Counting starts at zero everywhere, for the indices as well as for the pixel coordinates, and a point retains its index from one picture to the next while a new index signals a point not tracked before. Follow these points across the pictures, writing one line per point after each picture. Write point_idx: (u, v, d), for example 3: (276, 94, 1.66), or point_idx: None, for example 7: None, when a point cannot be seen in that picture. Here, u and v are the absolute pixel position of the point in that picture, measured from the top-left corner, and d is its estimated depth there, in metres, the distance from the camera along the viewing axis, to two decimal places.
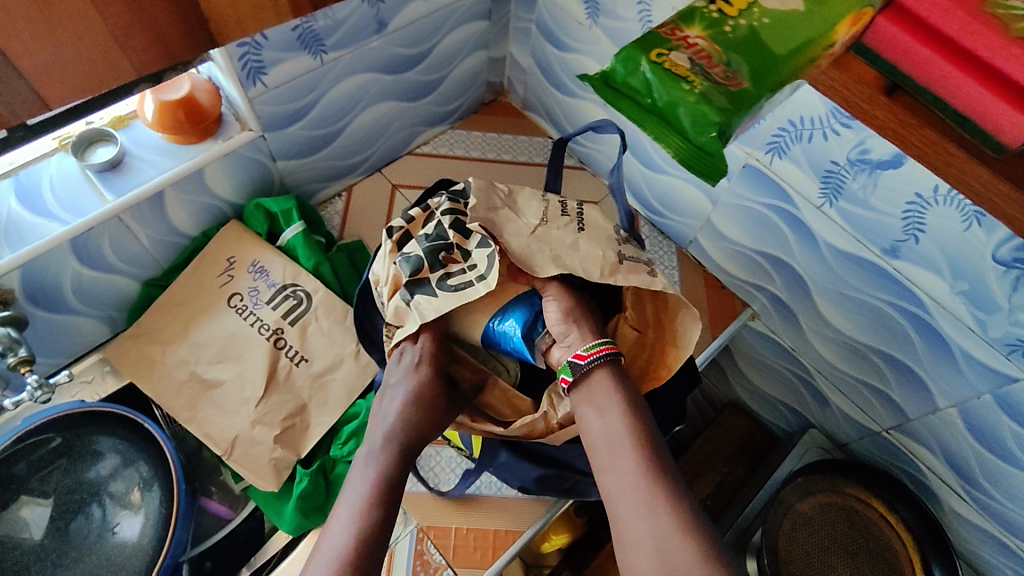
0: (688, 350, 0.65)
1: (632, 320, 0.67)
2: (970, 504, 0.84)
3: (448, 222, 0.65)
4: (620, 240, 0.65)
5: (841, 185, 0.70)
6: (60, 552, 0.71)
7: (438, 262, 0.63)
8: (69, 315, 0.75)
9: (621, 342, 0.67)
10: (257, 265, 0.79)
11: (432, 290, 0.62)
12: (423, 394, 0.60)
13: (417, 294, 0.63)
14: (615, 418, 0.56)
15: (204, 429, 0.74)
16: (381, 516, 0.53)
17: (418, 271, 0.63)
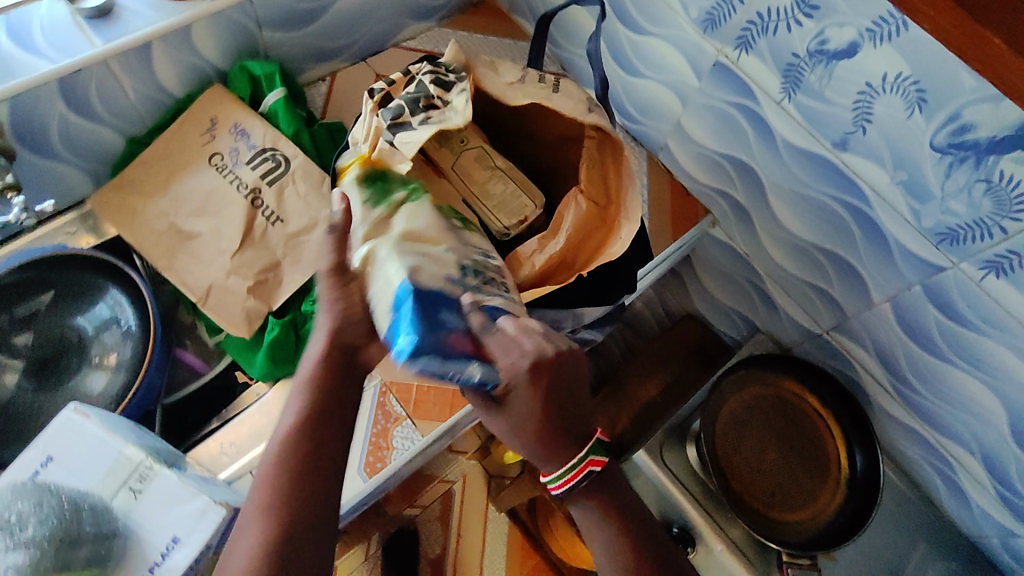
0: (635, 222, 0.68)
1: (587, 193, 0.69)
2: (896, 400, 0.92)
3: (429, 79, 0.68)
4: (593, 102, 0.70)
5: (800, 77, 0.74)
6: (39, 380, 0.74)
7: (419, 109, 0.66)
8: (53, 162, 0.77)
9: (578, 207, 0.68)
10: (238, 128, 0.82)
11: (413, 127, 0.65)
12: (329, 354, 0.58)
13: (397, 133, 0.65)
14: (591, 506, 0.60)
15: (182, 277, 0.77)
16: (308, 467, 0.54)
17: (399, 116, 0.65)
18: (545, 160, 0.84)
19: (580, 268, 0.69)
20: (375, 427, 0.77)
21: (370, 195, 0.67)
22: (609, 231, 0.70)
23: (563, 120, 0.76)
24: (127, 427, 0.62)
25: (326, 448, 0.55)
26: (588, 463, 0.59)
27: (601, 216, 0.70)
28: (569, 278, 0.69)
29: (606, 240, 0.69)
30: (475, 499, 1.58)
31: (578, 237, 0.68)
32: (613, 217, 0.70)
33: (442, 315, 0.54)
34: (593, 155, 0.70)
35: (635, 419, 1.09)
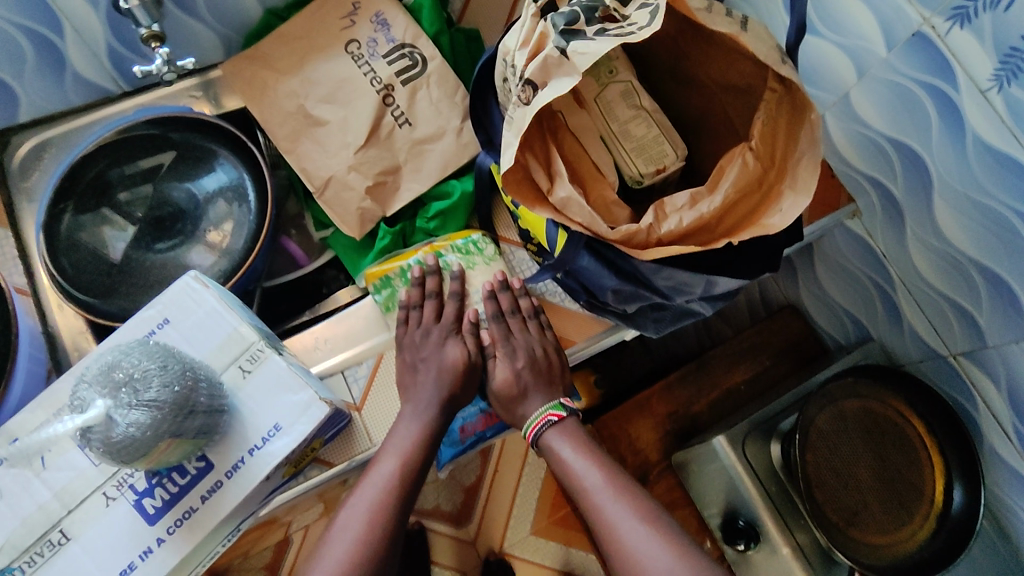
0: (806, 193, 0.61)
1: (756, 151, 0.64)
2: (1015, 446, 0.82)
3: None
4: (784, 52, 0.60)
5: (1022, 66, 0.64)
6: (153, 237, 0.75)
7: (594, 19, 0.60)
8: (193, 20, 0.75)
9: (740, 163, 0.63)
10: (380, 18, 0.77)
11: (589, 37, 0.58)
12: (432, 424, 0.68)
13: (571, 41, 0.58)
14: (568, 452, 0.69)
15: (303, 164, 0.75)
16: (387, 524, 0.62)
17: (574, 24, 0.59)
18: (697, 110, 0.76)
19: (729, 232, 0.64)
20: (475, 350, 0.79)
21: (522, 105, 0.60)
22: (768, 198, 0.64)
23: (735, 69, 0.68)
24: (229, 322, 0.57)
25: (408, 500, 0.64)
26: (546, 413, 0.72)
27: (761, 182, 0.65)
28: (712, 241, 0.64)
29: (761, 209, 0.64)
30: (517, 440, 1.57)
31: (732, 200, 0.64)
32: (773, 187, 0.64)
33: (456, 427, 0.76)
34: (771, 111, 0.64)
35: (715, 404, 1.03)
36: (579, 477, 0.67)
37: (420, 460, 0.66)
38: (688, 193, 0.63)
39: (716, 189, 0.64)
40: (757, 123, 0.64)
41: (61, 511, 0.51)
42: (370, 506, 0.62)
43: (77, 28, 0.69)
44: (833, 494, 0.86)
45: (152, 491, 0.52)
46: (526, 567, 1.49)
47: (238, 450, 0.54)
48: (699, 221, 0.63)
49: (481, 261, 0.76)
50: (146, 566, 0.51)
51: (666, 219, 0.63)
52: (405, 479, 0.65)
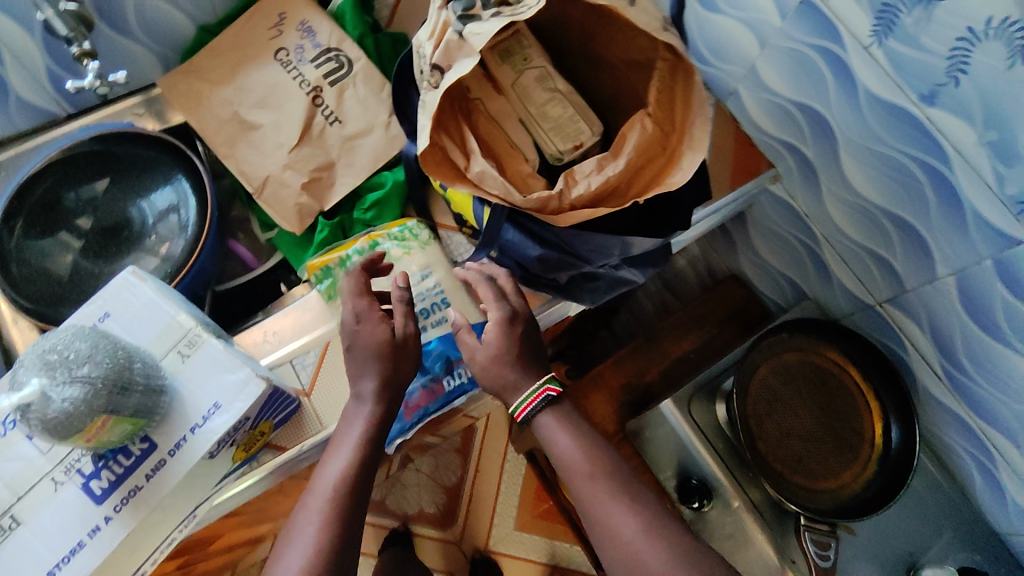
0: (702, 152, 0.66)
1: (653, 116, 0.68)
2: (943, 382, 0.88)
3: None
4: (669, 22, 0.65)
5: (895, 20, 0.69)
6: (101, 249, 0.78)
7: (490, 5, 0.64)
8: (126, 39, 0.78)
9: (641, 127, 0.68)
10: (305, 26, 0.81)
11: (484, 20, 0.62)
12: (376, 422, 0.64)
13: (468, 24, 0.63)
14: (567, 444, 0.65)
15: (240, 167, 0.78)
16: (343, 520, 0.57)
17: (470, 9, 0.63)
18: (610, 87, 0.81)
19: (637, 194, 0.68)
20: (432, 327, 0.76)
21: (433, 88, 0.65)
22: (671, 159, 0.68)
23: (635, 46, 0.73)
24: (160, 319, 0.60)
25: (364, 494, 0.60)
26: (545, 389, 0.66)
27: (662, 145, 0.69)
28: (623, 203, 0.68)
29: (665, 169, 0.68)
30: (495, 438, 1.59)
31: (637, 163, 0.68)
32: (674, 148, 0.68)
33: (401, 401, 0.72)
34: (664, 79, 0.68)
35: (668, 375, 1.07)
36: (573, 468, 0.63)
37: (368, 459, 0.62)
38: (594, 159, 0.66)
39: (620, 154, 0.68)
40: (653, 90, 0.69)
41: (12, 498, 0.54)
42: (320, 512, 0.57)
43: (15, 54, 0.73)
44: (782, 449, 0.89)
45: (99, 474, 0.55)
46: (513, 563, 1.51)
47: (181, 430, 0.57)
48: (609, 184, 0.68)
49: (415, 246, 0.78)
50: (94, 544, 0.54)
51: (576, 184, 0.67)
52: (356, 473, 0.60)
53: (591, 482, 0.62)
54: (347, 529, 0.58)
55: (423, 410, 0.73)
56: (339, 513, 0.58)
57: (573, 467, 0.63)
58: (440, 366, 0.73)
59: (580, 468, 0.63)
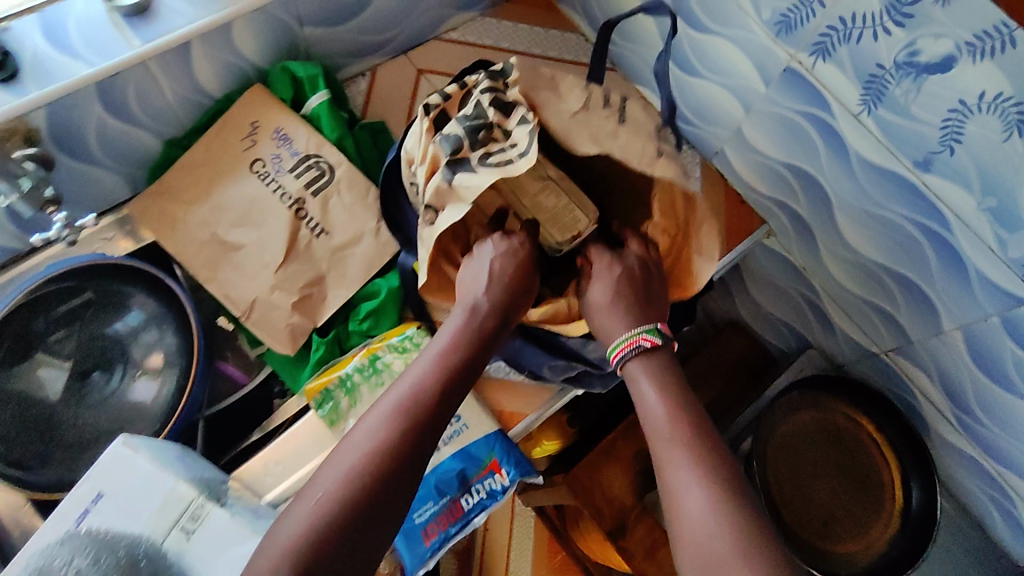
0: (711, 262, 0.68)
1: (660, 225, 0.70)
2: (955, 428, 0.88)
3: (487, 101, 0.63)
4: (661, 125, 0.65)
5: (884, 90, 0.68)
6: (80, 397, 0.72)
7: (479, 142, 0.62)
8: (90, 167, 0.74)
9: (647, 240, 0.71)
10: (280, 133, 0.78)
11: (473, 167, 0.62)
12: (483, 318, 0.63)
13: (456, 172, 0.62)
14: (652, 399, 0.59)
15: (225, 290, 0.74)
16: (417, 419, 0.54)
17: (458, 149, 0.62)
18: (600, 173, 0.79)
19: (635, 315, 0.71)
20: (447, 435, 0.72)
21: (427, 225, 0.65)
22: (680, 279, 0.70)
23: None
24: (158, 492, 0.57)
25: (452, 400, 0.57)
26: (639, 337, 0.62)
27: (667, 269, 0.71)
28: None
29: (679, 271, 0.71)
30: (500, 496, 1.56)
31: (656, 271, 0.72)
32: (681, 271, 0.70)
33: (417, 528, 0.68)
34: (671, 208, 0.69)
35: None
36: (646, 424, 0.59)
37: (472, 351, 0.61)
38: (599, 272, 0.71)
39: None
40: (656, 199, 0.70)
41: None
42: (392, 408, 0.55)
43: None
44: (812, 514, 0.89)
45: None
46: None
47: None
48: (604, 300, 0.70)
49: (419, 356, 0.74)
50: None
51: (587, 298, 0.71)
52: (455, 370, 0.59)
53: (667, 445, 0.55)
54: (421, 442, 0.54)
55: (444, 534, 0.69)
56: (413, 423, 0.54)
57: (657, 433, 0.57)
58: (452, 485, 0.70)
59: (660, 425, 0.57)
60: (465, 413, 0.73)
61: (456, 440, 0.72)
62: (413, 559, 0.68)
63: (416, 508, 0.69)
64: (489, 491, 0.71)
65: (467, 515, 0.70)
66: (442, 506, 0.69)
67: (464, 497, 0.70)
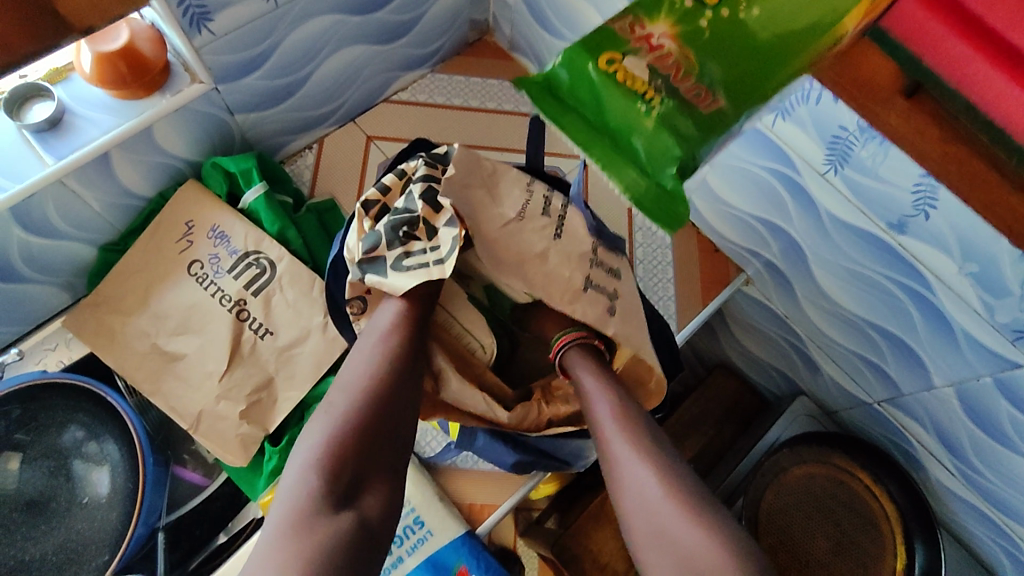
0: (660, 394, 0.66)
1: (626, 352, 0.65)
2: (958, 477, 0.83)
3: (419, 192, 0.61)
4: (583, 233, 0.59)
5: (849, 152, 0.64)
6: (30, 525, 0.70)
7: (397, 240, 0.59)
8: (20, 285, 0.71)
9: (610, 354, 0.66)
10: (217, 230, 0.74)
11: (385, 270, 0.59)
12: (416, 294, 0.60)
13: (367, 271, 0.59)
14: (601, 399, 0.59)
15: (169, 402, 0.71)
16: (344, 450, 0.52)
17: (376, 248, 0.59)
18: None
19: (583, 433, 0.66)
20: (417, 542, 0.68)
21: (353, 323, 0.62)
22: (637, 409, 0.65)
23: None
24: None
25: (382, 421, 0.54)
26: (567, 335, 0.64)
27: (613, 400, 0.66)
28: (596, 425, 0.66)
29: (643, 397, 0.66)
30: None
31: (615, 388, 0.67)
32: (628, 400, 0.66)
33: None
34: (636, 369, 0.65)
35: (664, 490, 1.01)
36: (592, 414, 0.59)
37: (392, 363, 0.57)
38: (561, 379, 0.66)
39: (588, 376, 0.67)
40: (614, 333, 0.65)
41: None
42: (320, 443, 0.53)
43: None
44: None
45: None
46: None
47: None
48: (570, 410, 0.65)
49: None
50: None
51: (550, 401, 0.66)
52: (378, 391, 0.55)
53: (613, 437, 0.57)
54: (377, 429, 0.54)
55: None
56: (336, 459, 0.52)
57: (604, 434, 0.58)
58: None
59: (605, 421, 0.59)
60: (427, 518, 0.69)
61: (421, 547, 0.68)
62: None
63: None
64: None
65: None
66: None
67: None
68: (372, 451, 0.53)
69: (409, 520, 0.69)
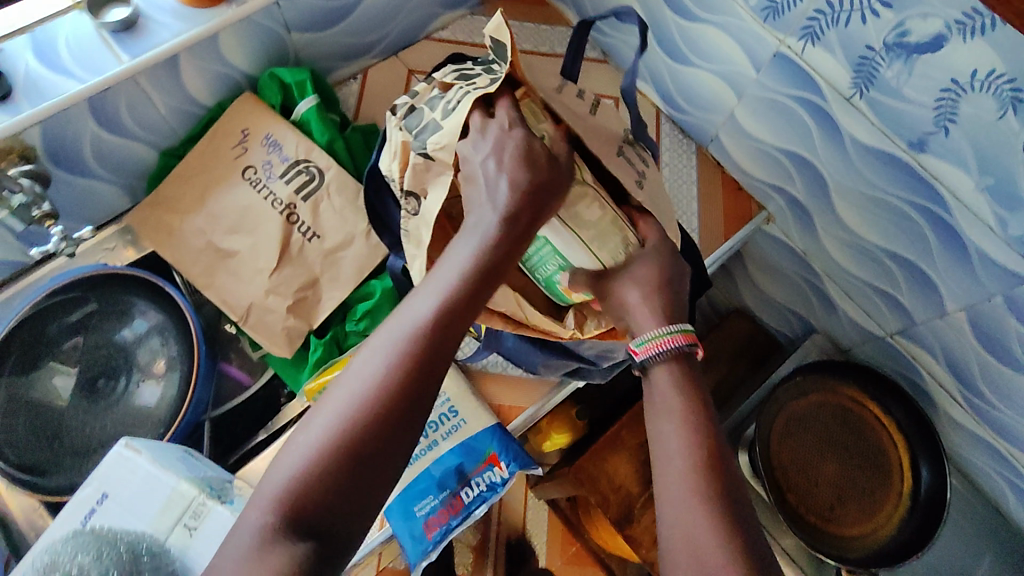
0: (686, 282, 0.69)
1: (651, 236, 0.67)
2: (965, 408, 0.87)
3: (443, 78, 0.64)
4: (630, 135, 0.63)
5: (875, 72, 0.67)
6: (91, 402, 0.75)
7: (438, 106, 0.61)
8: (87, 180, 0.76)
9: None
10: (270, 139, 0.78)
11: (438, 123, 0.59)
12: (485, 266, 0.50)
13: (425, 136, 0.59)
14: (674, 427, 0.52)
15: (222, 296, 0.76)
16: (382, 411, 0.43)
17: (421, 122, 0.60)
18: None
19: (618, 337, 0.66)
20: (450, 429, 0.74)
21: (411, 215, 0.62)
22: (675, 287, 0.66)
23: None
24: (174, 502, 0.58)
25: (431, 385, 0.46)
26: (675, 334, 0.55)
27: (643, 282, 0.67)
28: None
29: None
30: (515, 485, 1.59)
31: None
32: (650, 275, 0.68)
33: (420, 523, 0.70)
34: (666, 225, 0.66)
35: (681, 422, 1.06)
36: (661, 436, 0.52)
37: (453, 318, 0.48)
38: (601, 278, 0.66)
39: None
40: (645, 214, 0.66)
41: None
42: (352, 392, 0.44)
43: None
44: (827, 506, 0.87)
45: None
46: None
47: None
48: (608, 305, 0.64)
49: None
50: None
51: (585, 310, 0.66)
52: (431, 348, 0.46)
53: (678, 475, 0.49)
54: (399, 412, 0.44)
55: (445, 527, 0.70)
56: (369, 418, 0.43)
57: (674, 463, 0.50)
58: (451, 479, 0.71)
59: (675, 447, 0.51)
60: (460, 407, 0.75)
61: (453, 434, 0.73)
62: (414, 553, 0.69)
63: (416, 500, 0.70)
64: (489, 484, 0.73)
65: (468, 506, 0.72)
66: (442, 501, 0.71)
67: (464, 489, 0.72)
68: (412, 420, 0.44)
69: (443, 411, 0.75)
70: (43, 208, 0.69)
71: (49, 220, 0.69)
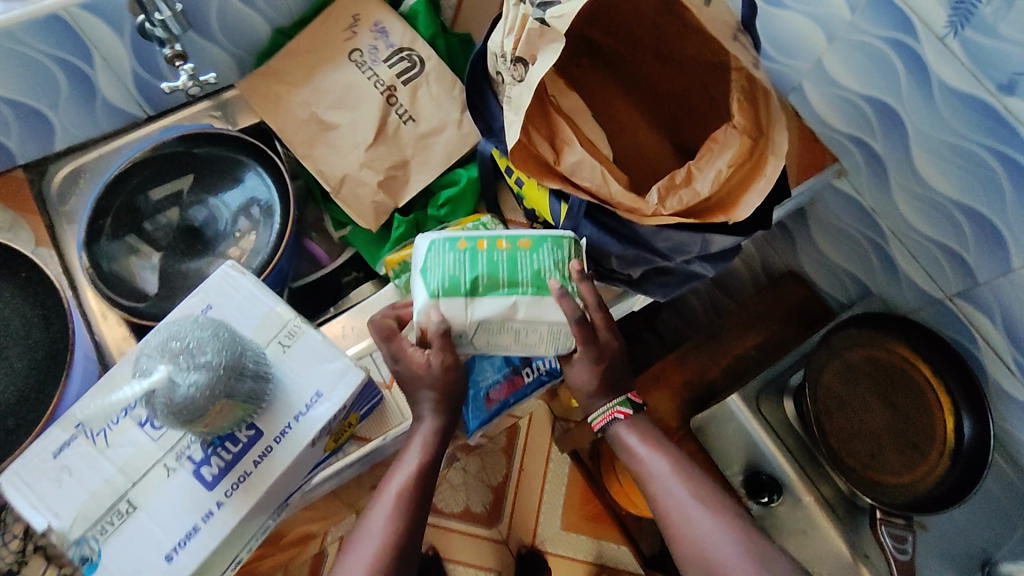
0: (781, 158, 0.66)
1: (738, 125, 0.68)
2: (1015, 375, 0.87)
3: None
4: (740, 27, 0.65)
5: (972, 10, 0.69)
6: (187, 247, 0.80)
7: None
8: (209, 43, 0.80)
9: (724, 140, 0.69)
10: (379, 27, 0.83)
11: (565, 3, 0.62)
12: (421, 471, 0.63)
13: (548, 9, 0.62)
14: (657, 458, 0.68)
15: (319, 166, 0.80)
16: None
17: None
18: (680, 87, 0.81)
19: (701, 219, 0.67)
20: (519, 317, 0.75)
21: (517, 82, 0.65)
22: (755, 168, 0.68)
23: (702, 48, 0.74)
24: (272, 328, 0.61)
25: (411, 552, 0.60)
26: (614, 411, 0.69)
27: (715, 160, 0.69)
28: (710, 216, 0.68)
29: (751, 175, 0.68)
30: (539, 437, 1.62)
31: (728, 169, 0.68)
32: (704, 146, 0.70)
33: (481, 393, 0.74)
34: (744, 88, 0.69)
35: (728, 370, 1.11)
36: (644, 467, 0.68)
37: (423, 485, 0.63)
38: (685, 168, 0.69)
39: (708, 162, 0.69)
40: (735, 103, 0.68)
41: (127, 483, 0.56)
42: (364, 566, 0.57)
43: (106, 57, 0.74)
44: (808, 549, 0.95)
45: (209, 460, 0.57)
46: (560, 562, 1.54)
47: (285, 418, 0.59)
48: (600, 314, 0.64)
49: None
50: (208, 527, 0.55)
51: (668, 198, 0.67)
52: (412, 508, 0.61)
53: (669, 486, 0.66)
54: None
55: (504, 401, 0.75)
56: None
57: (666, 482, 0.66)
58: (517, 358, 0.75)
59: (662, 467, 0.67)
60: None
61: None
62: (473, 418, 0.75)
63: (480, 373, 0.74)
64: (548, 369, 0.76)
65: (526, 386, 0.76)
66: (504, 376, 0.75)
67: (525, 368, 0.76)
68: (411, 549, 0.60)
69: None
70: (176, 49, 0.71)
71: (180, 62, 0.72)
